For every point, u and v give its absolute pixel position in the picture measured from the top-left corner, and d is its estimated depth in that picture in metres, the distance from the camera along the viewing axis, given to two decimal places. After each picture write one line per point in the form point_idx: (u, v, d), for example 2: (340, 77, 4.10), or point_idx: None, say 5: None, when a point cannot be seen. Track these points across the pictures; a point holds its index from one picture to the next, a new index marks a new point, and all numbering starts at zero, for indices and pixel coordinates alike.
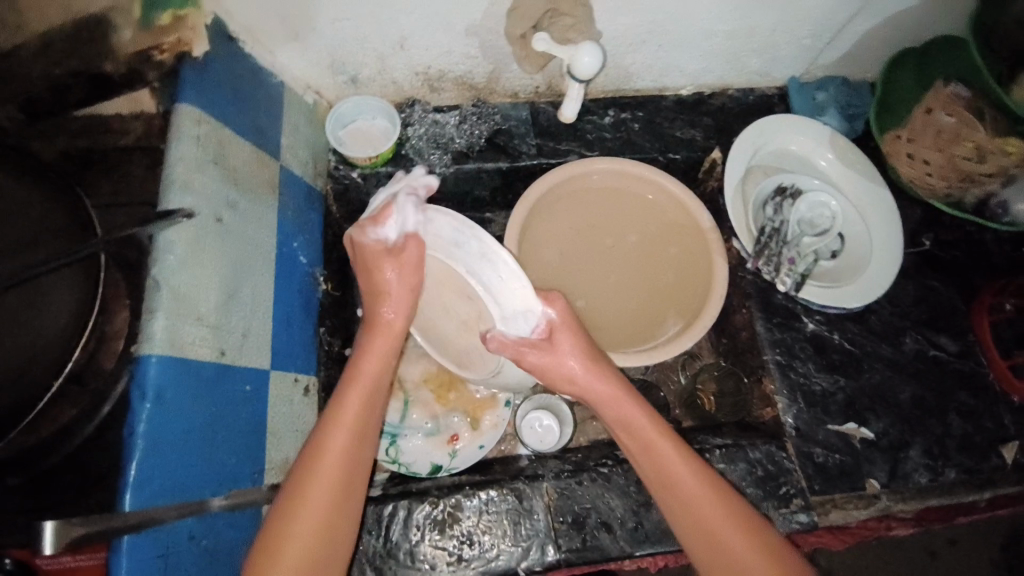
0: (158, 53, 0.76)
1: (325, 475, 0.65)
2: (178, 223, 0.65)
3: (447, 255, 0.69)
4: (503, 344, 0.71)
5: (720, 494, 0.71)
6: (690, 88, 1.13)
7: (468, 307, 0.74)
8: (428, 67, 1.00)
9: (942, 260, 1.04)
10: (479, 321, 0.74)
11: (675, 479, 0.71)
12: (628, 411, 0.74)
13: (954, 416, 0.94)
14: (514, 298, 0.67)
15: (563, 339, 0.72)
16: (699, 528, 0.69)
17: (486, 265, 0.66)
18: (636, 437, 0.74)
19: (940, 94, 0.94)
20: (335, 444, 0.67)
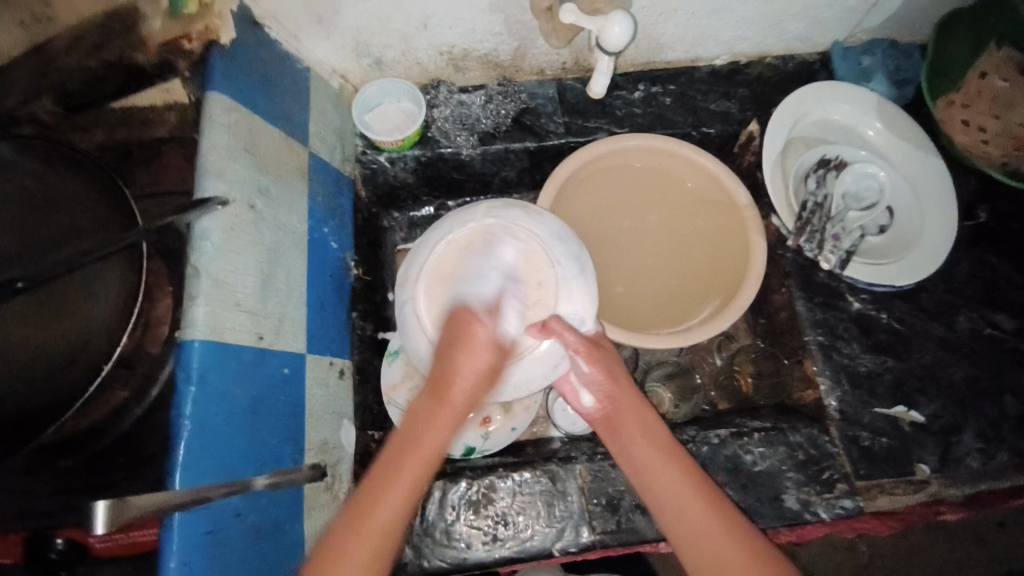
0: (186, 41, 0.75)
1: (399, 491, 0.65)
2: (212, 211, 0.66)
3: (541, 244, 0.75)
4: (559, 333, 0.73)
5: (729, 521, 0.68)
6: (726, 58, 1.08)
7: (531, 295, 0.74)
8: (452, 46, 0.98)
9: (999, 234, 0.98)
10: (535, 312, 0.74)
11: (690, 509, 0.69)
12: (636, 430, 0.74)
13: (1011, 397, 0.89)
14: (584, 298, 0.76)
15: (604, 345, 0.78)
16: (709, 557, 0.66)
17: (576, 266, 0.76)
18: (643, 456, 0.73)
19: (996, 56, 0.87)
20: (414, 461, 0.66)
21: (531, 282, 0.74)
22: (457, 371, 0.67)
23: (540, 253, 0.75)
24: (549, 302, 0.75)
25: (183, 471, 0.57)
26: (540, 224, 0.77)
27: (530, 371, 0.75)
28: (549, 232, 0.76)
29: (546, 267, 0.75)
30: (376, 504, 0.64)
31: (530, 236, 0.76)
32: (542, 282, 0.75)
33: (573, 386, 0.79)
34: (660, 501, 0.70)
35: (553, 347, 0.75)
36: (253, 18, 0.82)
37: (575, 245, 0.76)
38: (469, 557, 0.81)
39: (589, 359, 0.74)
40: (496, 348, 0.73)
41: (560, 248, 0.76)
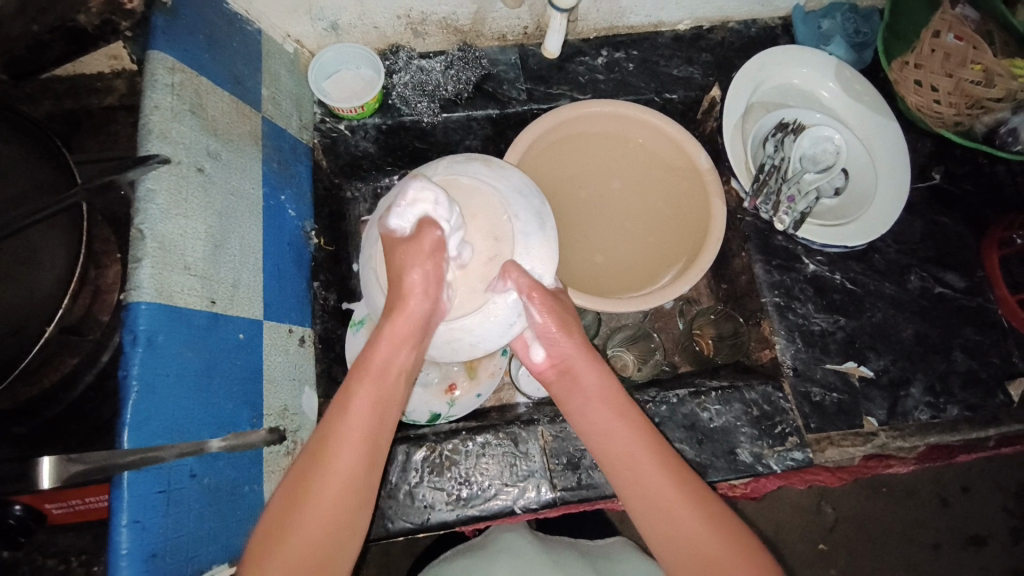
0: (126, 0, 0.72)
1: (348, 446, 0.64)
2: (156, 170, 0.65)
3: (499, 198, 0.72)
4: (517, 281, 0.68)
5: (669, 466, 0.70)
6: (688, 22, 1.08)
7: (486, 247, 0.70)
8: (410, 9, 0.96)
9: (952, 195, 1.00)
10: (491, 266, 0.70)
11: (632, 455, 0.71)
12: (585, 385, 0.74)
13: (959, 352, 0.92)
14: (544, 251, 0.73)
15: (563, 301, 0.75)
16: (649, 499, 0.69)
17: (536, 222, 0.73)
18: (592, 409, 0.73)
19: (946, 16, 0.85)
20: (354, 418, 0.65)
21: (488, 236, 0.71)
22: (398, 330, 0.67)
23: (498, 207, 0.71)
24: (504, 253, 0.70)
25: (132, 431, 0.57)
26: (503, 179, 0.74)
27: (484, 323, 0.70)
28: (509, 186, 0.73)
29: (504, 221, 0.71)
30: (327, 459, 0.63)
31: (491, 189, 0.72)
32: (500, 237, 0.71)
33: (526, 341, 0.76)
34: (613, 468, 0.72)
35: (510, 297, 0.70)
36: None
37: (536, 201, 0.74)
38: (433, 517, 0.82)
39: (544, 309, 0.70)
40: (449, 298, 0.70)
41: (520, 201, 0.73)
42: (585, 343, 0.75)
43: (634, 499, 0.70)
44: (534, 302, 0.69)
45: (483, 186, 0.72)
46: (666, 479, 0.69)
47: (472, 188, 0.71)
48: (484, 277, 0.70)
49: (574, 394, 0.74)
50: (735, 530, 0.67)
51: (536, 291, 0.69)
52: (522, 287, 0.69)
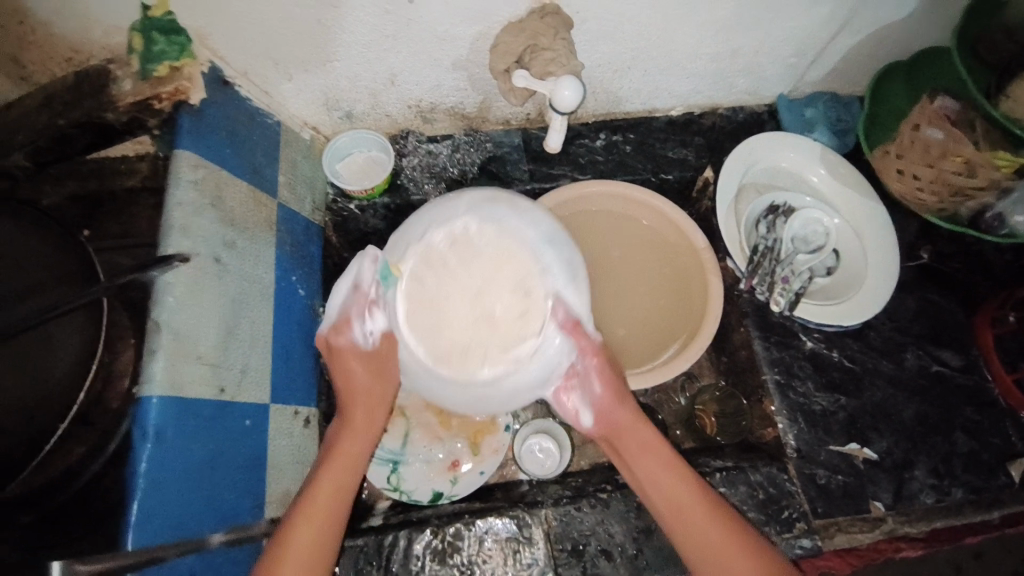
0: (156, 101, 0.78)
1: (308, 514, 0.69)
2: (175, 267, 0.68)
3: (531, 251, 0.73)
4: (571, 337, 0.72)
5: (729, 524, 0.72)
6: (681, 108, 1.14)
7: (515, 303, 0.74)
8: (419, 100, 1.02)
9: (942, 273, 1.03)
10: (524, 320, 0.73)
11: (693, 518, 0.73)
12: (638, 448, 0.77)
13: (960, 433, 0.93)
14: (584, 294, 0.73)
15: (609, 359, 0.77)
16: (716, 564, 0.71)
17: (564, 268, 0.72)
18: (650, 472, 0.76)
19: (926, 110, 0.93)
20: (334, 470, 0.74)
21: (517, 290, 0.74)
22: (345, 445, 0.76)
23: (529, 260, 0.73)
24: (538, 311, 0.73)
25: (136, 531, 0.58)
26: (532, 225, 0.73)
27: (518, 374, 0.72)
28: (540, 236, 0.73)
29: (536, 275, 0.73)
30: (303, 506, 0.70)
31: (521, 242, 0.73)
32: (531, 291, 0.73)
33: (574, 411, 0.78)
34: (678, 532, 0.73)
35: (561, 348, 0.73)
36: (223, 77, 0.86)
37: (566, 251, 0.73)
38: None
39: (602, 377, 0.76)
40: (479, 352, 0.73)
41: (553, 250, 0.73)
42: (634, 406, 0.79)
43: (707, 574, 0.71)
44: (583, 368, 0.76)
45: (512, 236, 0.73)
46: (728, 538, 0.71)
47: (497, 237, 0.74)
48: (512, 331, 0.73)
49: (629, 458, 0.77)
50: None
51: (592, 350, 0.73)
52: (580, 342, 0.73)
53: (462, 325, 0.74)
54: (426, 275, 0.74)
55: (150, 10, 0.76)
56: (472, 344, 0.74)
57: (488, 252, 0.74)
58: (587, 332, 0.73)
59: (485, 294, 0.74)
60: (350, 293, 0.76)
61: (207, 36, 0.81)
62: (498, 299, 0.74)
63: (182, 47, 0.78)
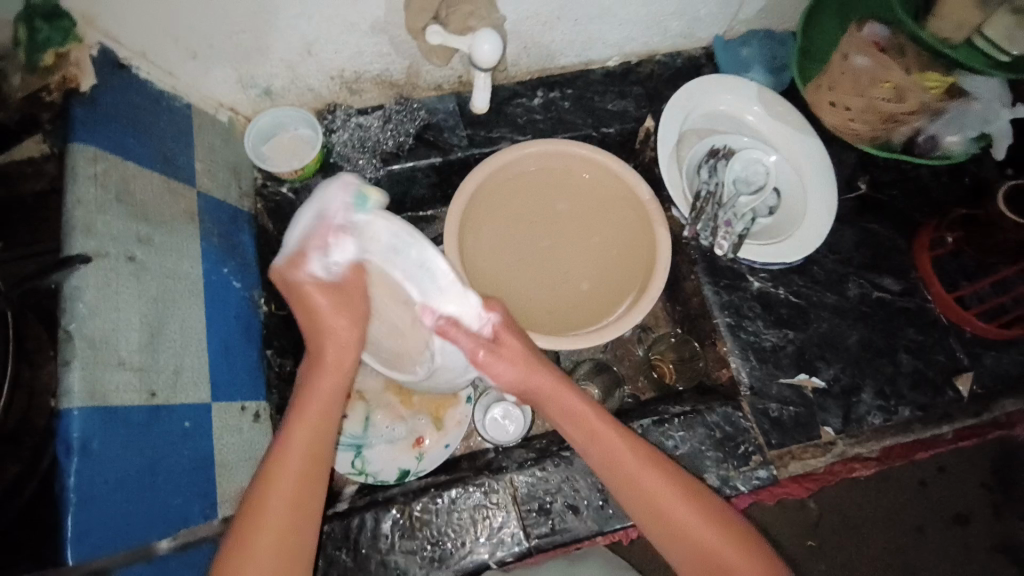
0: (45, 92, 0.72)
1: (276, 492, 0.68)
2: (81, 270, 0.64)
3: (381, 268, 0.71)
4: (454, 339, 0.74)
5: (658, 464, 0.76)
6: (617, 58, 1.11)
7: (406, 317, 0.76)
8: (342, 70, 0.97)
9: (879, 202, 1.05)
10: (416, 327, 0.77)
11: (621, 466, 0.76)
12: (557, 407, 0.79)
13: (903, 354, 0.97)
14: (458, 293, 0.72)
15: (510, 345, 0.77)
16: (652, 508, 0.74)
17: (425, 277, 0.70)
18: (569, 425, 0.79)
19: (855, 39, 0.91)
20: (301, 446, 0.71)
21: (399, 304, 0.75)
22: (313, 403, 0.73)
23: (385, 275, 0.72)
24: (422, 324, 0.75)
25: (74, 546, 0.57)
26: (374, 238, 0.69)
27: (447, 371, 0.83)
28: (382, 249, 0.70)
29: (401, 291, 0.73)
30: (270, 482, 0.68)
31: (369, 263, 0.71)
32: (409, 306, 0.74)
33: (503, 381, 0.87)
34: (615, 483, 0.76)
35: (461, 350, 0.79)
36: (118, 60, 0.79)
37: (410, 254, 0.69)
38: None
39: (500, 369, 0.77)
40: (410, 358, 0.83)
41: (400, 255, 0.70)
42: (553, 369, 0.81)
43: (620, 492, 0.76)
44: (483, 360, 0.76)
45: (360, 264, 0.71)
46: (659, 478, 0.75)
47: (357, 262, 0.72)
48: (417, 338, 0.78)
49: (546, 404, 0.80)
50: (729, 521, 0.74)
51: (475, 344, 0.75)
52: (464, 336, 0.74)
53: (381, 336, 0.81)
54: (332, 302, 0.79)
55: None
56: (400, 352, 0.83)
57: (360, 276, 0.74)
58: (465, 330, 0.74)
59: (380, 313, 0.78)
60: (313, 223, 0.69)
61: (95, 17, 0.74)
62: (393, 312, 0.77)
63: (67, 32, 0.72)
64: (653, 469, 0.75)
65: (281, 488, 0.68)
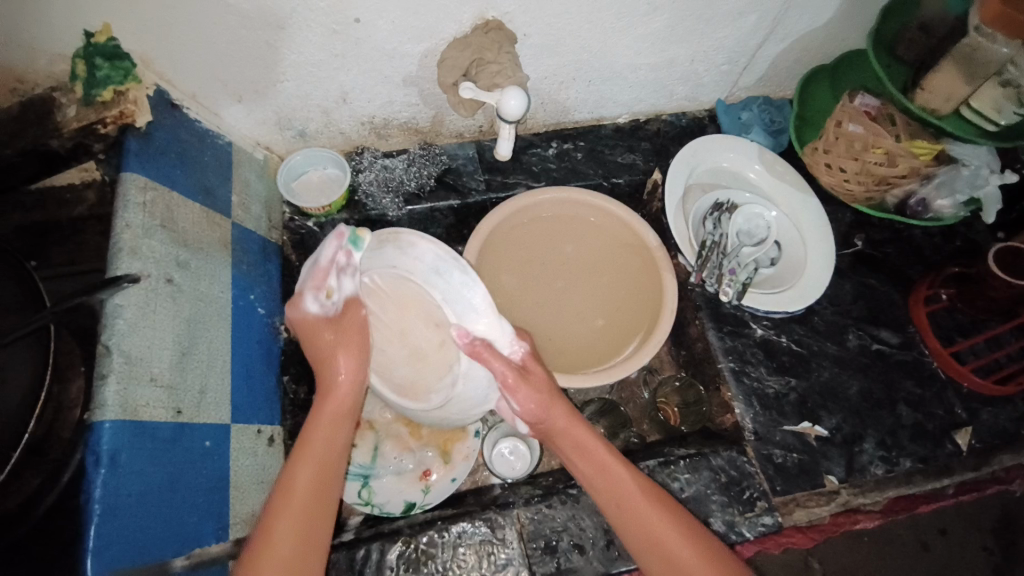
0: (101, 126, 0.78)
1: (284, 518, 0.69)
2: (125, 289, 0.68)
3: (420, 283, 0.78)
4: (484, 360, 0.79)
5: (667, 509, 0.76)
6: (626, 116, 1.19)
7: (433, 335, 0.84)
8: (372, 116, 1.04)
9: (876, 259, 1.10)
10: (443, 347, 0.84)
11: (633, 508, 0.76)
12: (572, 441, 0.82)
13: (903, 406, 0.99)
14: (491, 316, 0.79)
15: (535, 375, 0.82)
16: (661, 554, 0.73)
17: (465, 295, 0.77)
18: (586, 461, 0.81)
19: (846, 108, 0.99)
20: (303, 473, 0.72)
21: (432, 324, 0.82)
22: (313, 438, 0.75)
23: (425, 294, 0.79)
24: (452, 343, 0.83)
25: (94, 557, 0.58)
26: (416, 258, 0.77)
27: (463, 395, 0.87)
28: (424, 267, 0.77)
29: (437, 311, 0.81)
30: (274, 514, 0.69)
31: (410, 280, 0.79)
32: (440, 324, 0.81)
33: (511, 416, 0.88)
34: (619, 522, 0.76)
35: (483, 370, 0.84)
36: (171, 100, 0.86)
37: (457, 274, 0.76)
38: None
39: (521, 398, 0.80)
40: (424, 382, 0.88)
41: (439, 276, 0.77)
42: (568, 407, 0.83)
43: (641, 554, 0.75)
44: (512, 384, 0.80)
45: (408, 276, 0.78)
46: (667, 521, 0.75)
47: (392, 279, 0.80)
48: (442, 360, 0.85)
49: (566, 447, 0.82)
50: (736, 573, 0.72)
51: (503, 368, 0.79)
52: (493, 354, 0.80)
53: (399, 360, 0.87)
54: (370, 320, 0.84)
55: (93, 36, 0.75)
56: (418, 379, 0.88)
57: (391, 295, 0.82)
58: (497, 353, 0.80)
59: (409, 332, 0.85)
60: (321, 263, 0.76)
61: (152, 61, 0.81)
62: (418, 331, 0.84)
63: (127, 71, 0.78)
64: (659, 511, 0.75)
65: (284, 520, 0.69)
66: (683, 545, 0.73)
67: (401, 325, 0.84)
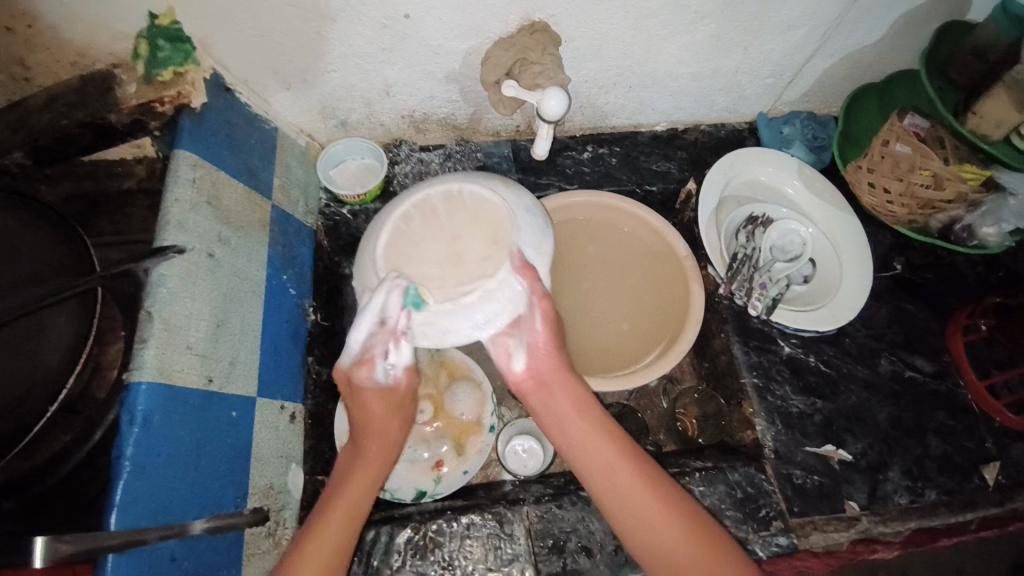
0: (159, 104, 0.81)
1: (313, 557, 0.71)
2: (169, 259, 0.70)
3: (510, 214, 0.76)
4: (527, 282, 0.75)
5: (655, 484, 0.76)
6: (664, 124, 1.19)
7: (485, 249, 0.74)
8: (413, 110, 1.06)
9: (914, 283, 1.07)
10: (489, 262, 0.73)
11: (619, 477, 0.76)
12: (564, 401, 0.81)
13: (933, 436, 0.96)
14: (544, 259, 0.79)
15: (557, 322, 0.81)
16: (648, 533, 0.74)
17: (536, 235, 0.79)
18: (574, 428, 0.80)
19: (895, 127, 0.97)
20: (336, 510, 0.76)
21: (489, 239, 0.74)
22: (348, 489, 0.78)
23: (506, 218, 0.76)
24: (502, 257, 0.73)
25: (120, 512, 0.59)
26: (514, 197, 0.79)
27: (471, 311, 0.73)
28: (520, 204, 0.78)
29: (507, 228, 0.75)
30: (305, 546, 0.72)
31: (502, 204, 0.76)
32: (501, 241, 0.74)
33: (507, 352, 0.80)
34: (605, 494, 0.76)
35: (514, 293, 0.74)
36: (224, 83, 0.89)
37: (538, 218, 0.79)
38: None
39: (545, 321, 0.78)
40: (438, 281, 0.72)
41: (526, 217, 0.78)
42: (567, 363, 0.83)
43: (625, 527, 0.75)
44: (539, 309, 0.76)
45: (493, 198, 0.76)
46: (649, 495, 0.75)
47: (480, 198, 0.77)
48: (479, 274, 0.73)
49: (549, 406, 0.81)
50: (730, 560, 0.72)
51: (540, 292, 0.76)
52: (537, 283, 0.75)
53: (428, 258, 0.74)
54: (405, 223, 0.76)
55: (158, 18, 0.79)
56: (435, 274, 0.73)
57: (469, 206, 0.76)
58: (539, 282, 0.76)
59: (459, 239, 0.74)
60: (375, 329, 0.75)
61: (210, 45, 0.85)
62: (473, 240, 0.74)
63: (187, 54, 0.82)
64: (644, 485, 0.76)
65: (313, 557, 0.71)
66: (667, 523, 0.74)
67: (455, 232, 0.75)
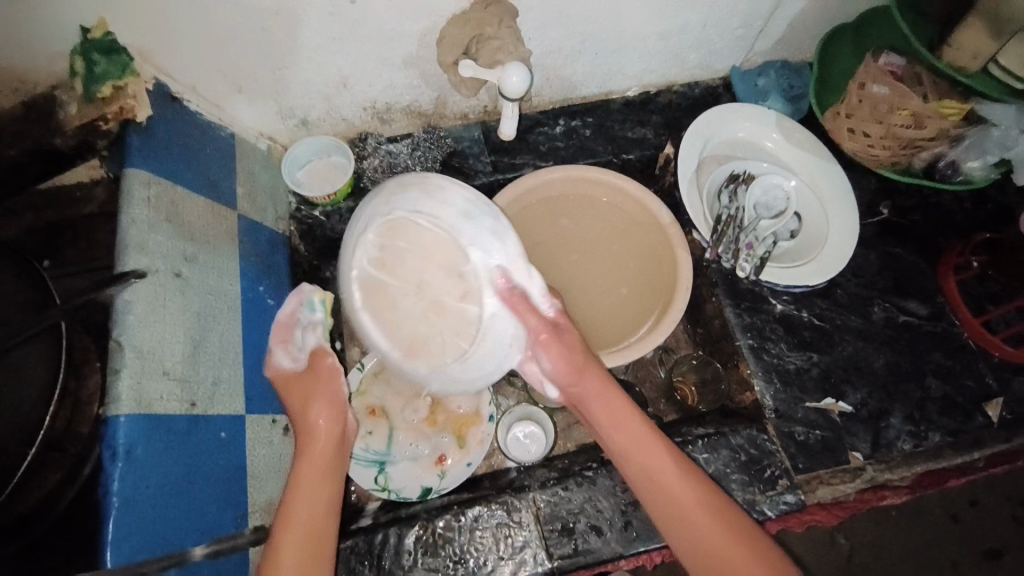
0: (103, 122, 0.77)
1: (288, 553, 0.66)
2: (132, 285, 0.68)
3: (450, 233, 0.72)
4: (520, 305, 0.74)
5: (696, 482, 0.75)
6: (636, 88, 1.15)
7: (455, 288, 0.73)
8: (374, 101, 1.02)
9: (903, 227, 1.05)
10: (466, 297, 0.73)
11: (655, 475, 0.75)
12: (599, 408, 0.79)
13: (932, 378, 0.95)
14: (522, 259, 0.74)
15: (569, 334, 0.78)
16: (686, 531, 0.72)
17: (495, 241, 0.73)
18: (612, 425, 0.78)
19: (870, 68, 0.94)
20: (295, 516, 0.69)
21: (453, 276, 0.73)
22: (302, 486, 0.71)
23: (452, 244, 0.72)
24: (479, 288, 0.73)
25: (114, 548, 0.59)
26: (445, 204, 0.72)
27: (482, 354, 0.74)
28: (454, 213, 0.72)
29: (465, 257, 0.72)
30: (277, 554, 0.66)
31: (436, 225, 0.71)
32: (465, 275, 0.73)
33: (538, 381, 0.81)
34: (649, 497, 0.75)
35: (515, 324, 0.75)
36: (171, 93, 0.85)
37: (487, 222, 0.72)
38: None
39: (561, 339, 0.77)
40: (439, 340, 0.74)
41: (472, 221, 0.72)
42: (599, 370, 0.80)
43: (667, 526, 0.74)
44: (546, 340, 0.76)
45: (429, 227, 0.71)
46: (688, 493, 0.74)
47: (416, 226, 0.72)
48: (462, 314, 0.74)
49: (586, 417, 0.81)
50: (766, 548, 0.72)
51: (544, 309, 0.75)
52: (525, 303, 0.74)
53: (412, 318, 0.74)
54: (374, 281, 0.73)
55: (89, 31, 0.74)
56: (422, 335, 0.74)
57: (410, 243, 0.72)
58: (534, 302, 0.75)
59: (428, 284, 0.73)
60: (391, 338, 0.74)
61: (150, 52, 0.80)
62: (436, 287, 0.73)
63: (124, 66, 0.77)
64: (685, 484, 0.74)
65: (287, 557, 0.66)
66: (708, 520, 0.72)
67: (420, 276, 0.73)
